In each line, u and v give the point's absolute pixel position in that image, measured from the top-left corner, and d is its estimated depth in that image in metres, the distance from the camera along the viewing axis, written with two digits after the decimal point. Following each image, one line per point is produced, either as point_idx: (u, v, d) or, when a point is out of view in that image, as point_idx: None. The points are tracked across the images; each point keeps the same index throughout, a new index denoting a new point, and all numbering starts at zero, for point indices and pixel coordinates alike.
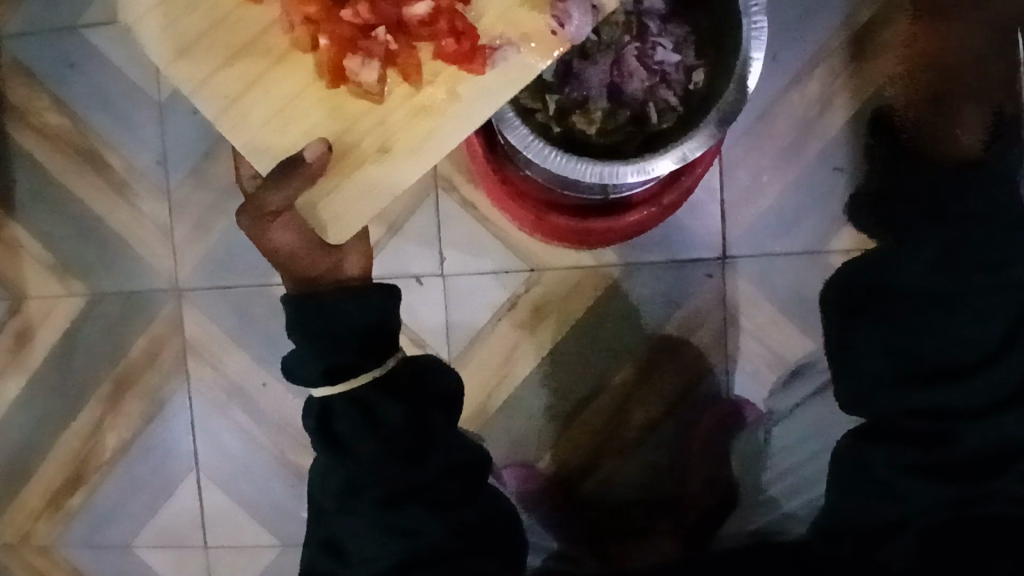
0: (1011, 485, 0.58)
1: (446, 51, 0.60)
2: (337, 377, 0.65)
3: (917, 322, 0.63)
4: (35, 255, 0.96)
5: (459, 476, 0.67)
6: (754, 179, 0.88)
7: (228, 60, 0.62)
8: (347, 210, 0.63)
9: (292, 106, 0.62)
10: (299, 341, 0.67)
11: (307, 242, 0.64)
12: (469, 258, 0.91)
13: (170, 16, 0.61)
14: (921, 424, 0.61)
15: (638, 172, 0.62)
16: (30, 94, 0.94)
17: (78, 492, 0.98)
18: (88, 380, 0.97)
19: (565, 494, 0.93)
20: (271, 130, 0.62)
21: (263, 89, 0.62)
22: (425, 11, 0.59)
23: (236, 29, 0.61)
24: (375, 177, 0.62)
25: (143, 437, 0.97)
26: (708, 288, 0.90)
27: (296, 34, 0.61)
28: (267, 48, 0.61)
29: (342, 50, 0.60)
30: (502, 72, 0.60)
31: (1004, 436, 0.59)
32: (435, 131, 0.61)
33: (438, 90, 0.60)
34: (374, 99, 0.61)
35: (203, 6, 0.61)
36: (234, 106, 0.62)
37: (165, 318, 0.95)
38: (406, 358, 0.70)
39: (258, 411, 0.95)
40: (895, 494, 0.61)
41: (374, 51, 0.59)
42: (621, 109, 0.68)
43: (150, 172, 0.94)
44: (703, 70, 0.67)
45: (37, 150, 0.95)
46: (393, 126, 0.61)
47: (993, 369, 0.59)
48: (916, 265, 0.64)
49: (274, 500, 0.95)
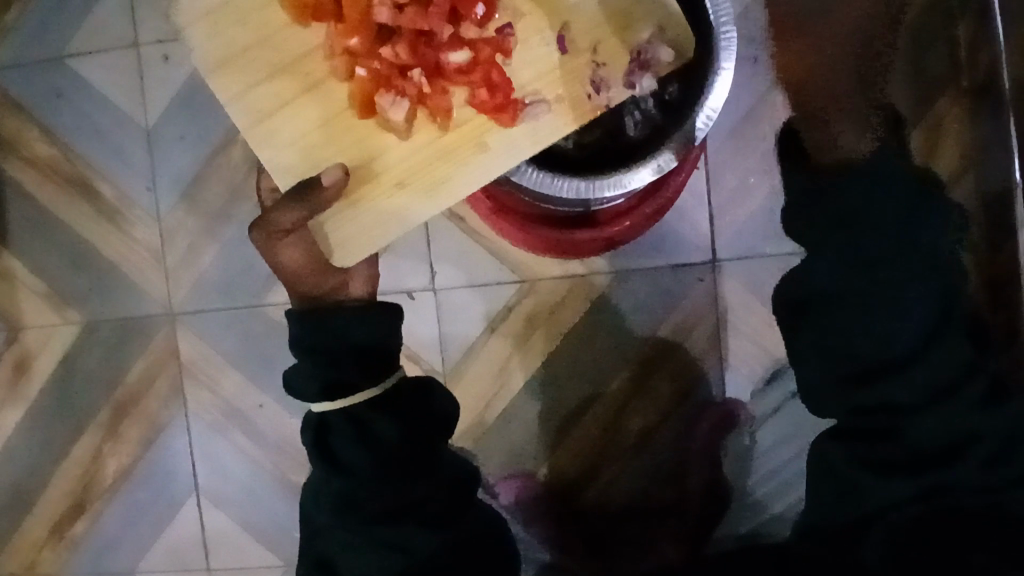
0: (969, 473, 0.60)
1: (478, 101, 0.60)
2: (336, 393, 0.65)
3: (851, 317, 0.62)
4: (30, 286, 0.96)
5: (452, 492, 0.67)
6: (741, 182, 0.88)
7: (266, 79, 0.62)
8: (356, 236, 0.63)
9: (319, 135, 0.62)
10: (302, 358, 0.67)
11: (311, 259, 0.65)
12: (461, 271, 0.91)
13: (213, 26, 0.62)
14: (869, 420, 0.62)
15: (615, 186, 0.63)
16: (21, 126, 0.95)
17: (81, 519, 0.98)
18: (88, 407, 0.97)
19: (562, 504, 0.92)
20: (294, 154, 0.63)
21: (292, 113, 0.62)
22: (463, 60, 0.60)
23: (279, 50, 0.62)
24: (385, 209, 0.63)
25: (143, 463, 0.97)
26: (700, 292, 0.90)
27: (334, 63, 0.61)
28: (307, 71, 0.62)
29: (377, 85, 0.60)
30: (531, 128, 0.61)
31: (953, 427, 0.60)
32: (452, 174, 0.62)
33: (464, 136, 0.61)
34: (400, 136, 0.62)
35: (249, 20, 0.62)
36: (261, 123, 0.62)
37: (161, 343, 0.95)
38: (406, 376, 0.70)
39: (256, 432, 0.95)
40: (856, 495, 0.63)
41: (407, 90, 0.60)
42: (595, 122, 0.69)
43: (142, 199, 0.94)
44: (676, 81, 0.67)
45: (29, 181, 0.95)
46: (410, 164, 0.62)
47: (919, 364, 0.61)
48: (832, 261, 0.64)
49: (274, 521, 0.96)
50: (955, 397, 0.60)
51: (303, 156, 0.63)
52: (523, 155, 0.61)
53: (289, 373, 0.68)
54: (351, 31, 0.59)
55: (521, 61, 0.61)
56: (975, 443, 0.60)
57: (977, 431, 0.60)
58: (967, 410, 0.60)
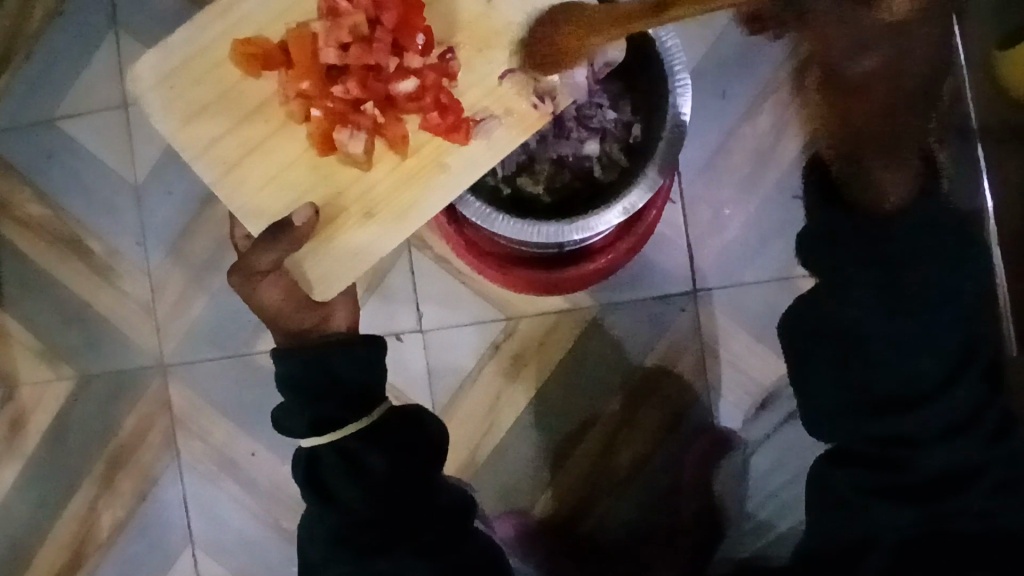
0: (976, 500, 0.59)
1: (431, 123, 0.63)
2: (323, 428, 0.67)
3: (871, 353, 0.61)
4: (24, 342, 0.98)
5: (443, 523, 0.67)
6: (715, 213, 0.90)
7: (228, 131, 0.64)
8: (334, 273, 0.65)
9: (287, 175, 0.64)
10: (288, 395, 0.68)
11: (291, 299, 0.66)
12: (446, 312, 0.92)
13: (172, 91, 0.64)
14: (881, 451, 0.60)
15: (582, 230, 0.65)
16: (12, 187, 0.97)
17: (78, 574, 0.98)
18: (82, 462, 0.98)
19: (560, 538, 0.92)
20: (266, 196, 0.65)
21: (257, 159, 0.64)
22: (412, 88, 0.62)
23: (236, 103, 0.64)
24: (355, 243, 0.65)
25: (138, 516, 0.97)
26: (683, 321, 0.91)
27: (289, 107, 0.64)
28: (266, 119, 0.64)
29: (333, 122, 0.63)
30: (487, 141, 0.64)
31: (957, 459, 0.59)
32: (419, 198, 0.64)
33: (425, 161, 0.64)
34: (362, 167, 0.64)
35: (206, 79, 0.64)
36: (231, 171, 0.64)
37: (154, 394, 0.96)
38: (393, 407, 0.71)
39: (250, 480, 0.96)
40: (861, 517, 0.61)
41: (362, 123, 0.63)
42: (564, 170, 0.72)
43: (132, 253, 0.96)
44: (640, 124, 0.70)
45: (21, 241, 0.97)
46: (377, 193, 0.64)
47: (941, 398, 0.59)
48: (858, 303, 0.61)
49: (270, 568, 0.96)
50: (967, 432, 0.59)
51: (273, 201, 0.65)
52: (483, 167, 0.65)
53: (277, 411, 0.69)
54: (304, 75, 0.62)
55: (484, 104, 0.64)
56: (982, 473, 0.59)
57: (982, 464, 0.59)
58: (976, 445, 0.59)
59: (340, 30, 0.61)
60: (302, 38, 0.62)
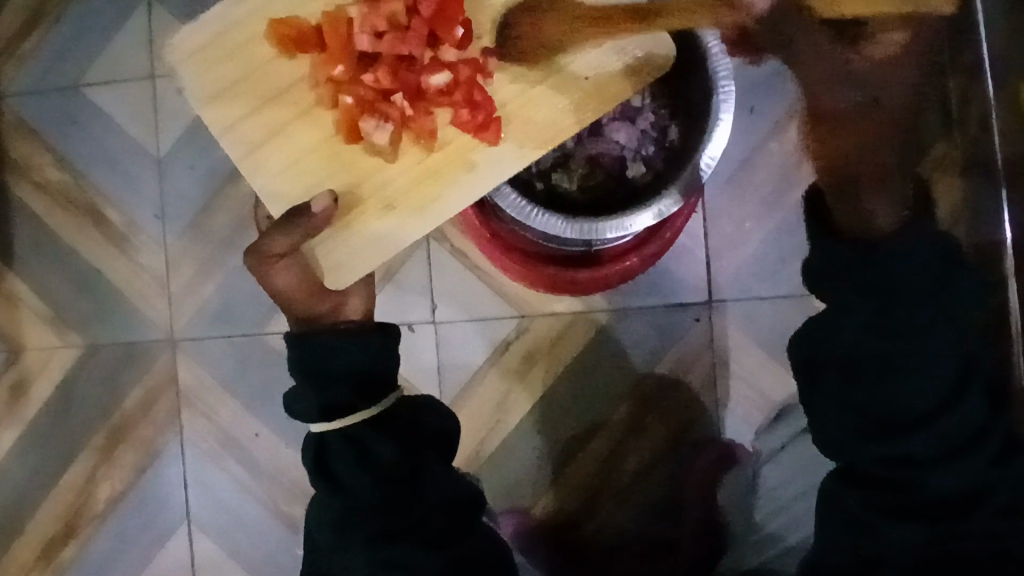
0: (983, 521, 0.58)
1: (460, 120, 0.62)
2: (335, 414, 0.66)
3: (885, 374, 0.58)
4: (33, 307, 0.97)
5: (451, 512, 0.66)
6: (737, 227, 0.90)
7: (255, 111, 0.64)
8: (350, 259, 0.65)
9: (308, 160, 0.64)
10: (298, 380, 0.68)
11: (306, 283, 0.66)
12: (461, 306, 0.92)
13: (203, 64, 0.64)
14: (889, 472, 0.59)
15: (616, 228, 0.66)
16: (33, 151, 0.97)
17: (71, 544, 0.97)
18: (83, 432, 0.97)
19: (562, 538, 0.92)
20: (288, 179, 0.64)
21: (283, 142, 0.64)
22: (444, 82, 0.62)
23: (267, 84, 0.64)
24: (377, 231, 0.65)
25: (135, 489, 0.96)
26: (697, 331, 0.91)
27: (318, 92, 0.64)
28: (293, 102, 0.64)
29: (362, 110, 0.62)
30: (515, 142, 0.64)
31: (971, 479, 0.58)
32: (441, 193, 0.64)
33: (451, 157, 0.64)
34: (387, 158, 0.64)
35: (237, 58, 0.64)
36: (252, 155, 0.65)
37: (161, 368, 0.96)
38: (402, 396, 0.70)
39: (252, 461, 0.95)
40: (882, 537, 0.59)
41: (391, 114, 0.62)
42: (598, 169, 0.75)
43: (149, 226, 0.96)
44: (676, 127, 0.73)
45: (37, 205, 0.97)
46: (400, 184, 0.64)
47: (941, 421, 0.58)
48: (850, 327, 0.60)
49: (266, 550, 0.96)
50: (977, 452, 0.58)
51: (291, 184, 0.65)
52: (511, 169, 0.64)
53: (287, 395, 0.68)
54: (337, 60, 0.62)
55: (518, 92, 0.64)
56: (988, 496, 0.58)
57: (988, 486, 0.58)
58: (983, 464, 0.58)
59: (378, 17, 0.61)
60: (339, 23, 0.62)
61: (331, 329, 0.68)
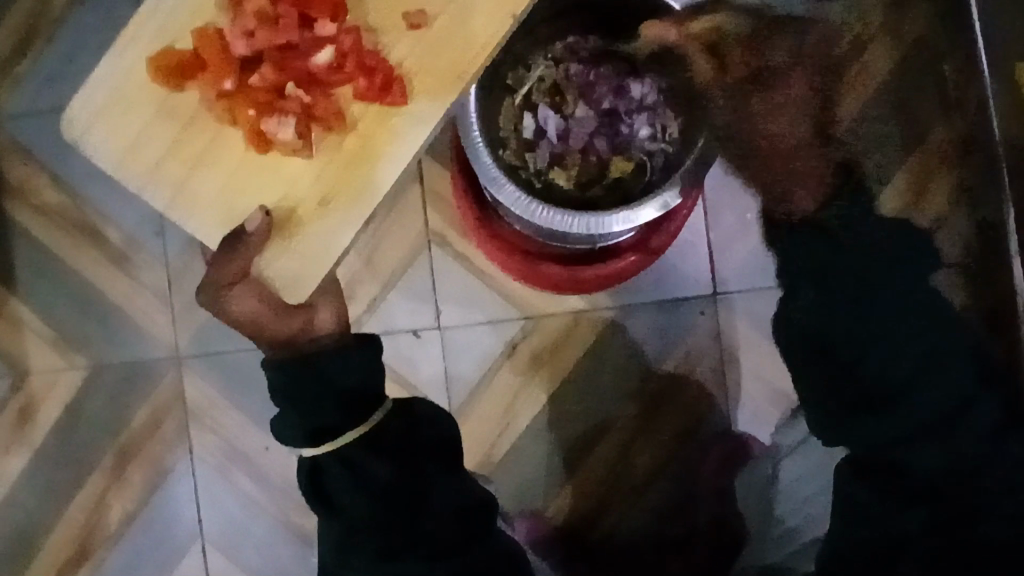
0: None
1: (362, 90, 0.61)
2: (323, 439, 0.65)
3: None
4: (37, 329, 0.96)
5: (463, 518, 0.67)
6: (740, 218, 0.90)
7: (170, 148, 0.63)
8: (299, 271, 0.62)
9: (232, 175, 0.63)
10: (281, 407, 0.66)
11: (269, 307, 0.63)
12: (466, 310, 0.92)
13: (110, 123, 0.64)
14: None
15: (623, 221, 0.68)
16: (29, 174, 0.96)
17: (85, 565, 0.97)
18: (92, 452, 0.96)
19: (577, 540, 0.92)
20: (222, 205, 0.63)
21: (206, 169, 0.63)
22: (330, 57, 0.60)
23: (172, 117, 0.63)
24: (318, 232, 0.62)
25: (147, 509, 0.96)
26: (704, 326, 0.91)
27: (216, 112, 0.62)
28: (200, 130, 0.63)
29: (262, 114, 0.60)
30: (427, 96, 0.61)
31: None
32: (373, 172, 0.61)
33: (368, 133, 0.61)
34: (303, 154, 0.61)
35: (142, 104, 0.63)
36: (179, 194, 0.63)
37: (168, 385, 0.96)
38: (394, 409, 0.68)
39: (262, 474, 0.95)
40: None
41: (290, 108, 0.60)
42: (592, 163, 0.78)
43: (150, 243, 0.96)
44: (678, 124, 0.77)
45: (37, 228, 0.96)
46: (328, 177, 0.62)
47: None
48: None
49: (279, 565, 0.95)
50: None
51: (225, 212, 0.63)
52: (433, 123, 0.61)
53: (275, 422, 0.67)
54: (218, 73, 0.60)
55: (441, 58, 0.61)
56: None
57: None
58: None
59: (245, 17, 0.59)
60: (208, 36, 0.61)
61: (309, 349, 0.67)
